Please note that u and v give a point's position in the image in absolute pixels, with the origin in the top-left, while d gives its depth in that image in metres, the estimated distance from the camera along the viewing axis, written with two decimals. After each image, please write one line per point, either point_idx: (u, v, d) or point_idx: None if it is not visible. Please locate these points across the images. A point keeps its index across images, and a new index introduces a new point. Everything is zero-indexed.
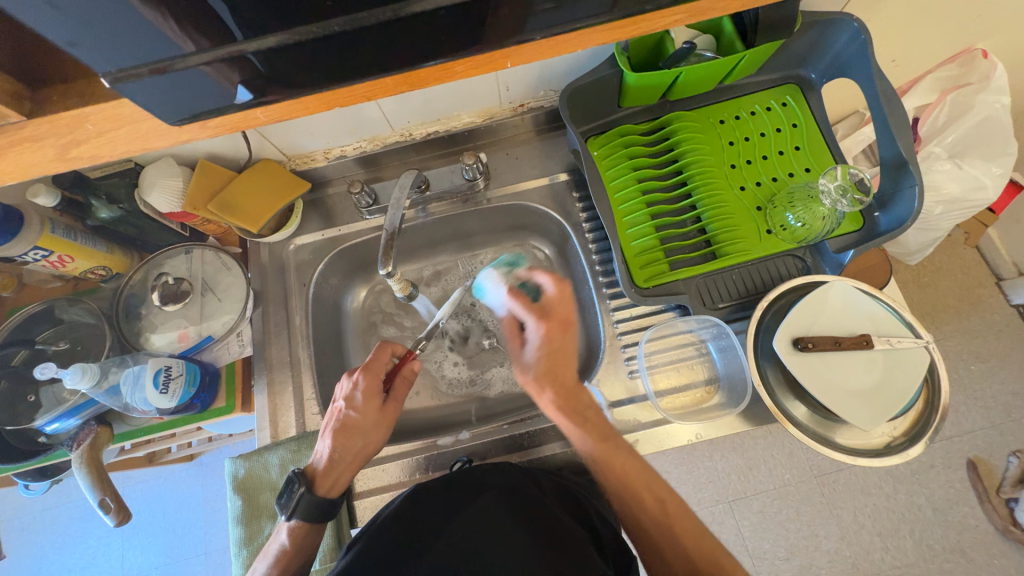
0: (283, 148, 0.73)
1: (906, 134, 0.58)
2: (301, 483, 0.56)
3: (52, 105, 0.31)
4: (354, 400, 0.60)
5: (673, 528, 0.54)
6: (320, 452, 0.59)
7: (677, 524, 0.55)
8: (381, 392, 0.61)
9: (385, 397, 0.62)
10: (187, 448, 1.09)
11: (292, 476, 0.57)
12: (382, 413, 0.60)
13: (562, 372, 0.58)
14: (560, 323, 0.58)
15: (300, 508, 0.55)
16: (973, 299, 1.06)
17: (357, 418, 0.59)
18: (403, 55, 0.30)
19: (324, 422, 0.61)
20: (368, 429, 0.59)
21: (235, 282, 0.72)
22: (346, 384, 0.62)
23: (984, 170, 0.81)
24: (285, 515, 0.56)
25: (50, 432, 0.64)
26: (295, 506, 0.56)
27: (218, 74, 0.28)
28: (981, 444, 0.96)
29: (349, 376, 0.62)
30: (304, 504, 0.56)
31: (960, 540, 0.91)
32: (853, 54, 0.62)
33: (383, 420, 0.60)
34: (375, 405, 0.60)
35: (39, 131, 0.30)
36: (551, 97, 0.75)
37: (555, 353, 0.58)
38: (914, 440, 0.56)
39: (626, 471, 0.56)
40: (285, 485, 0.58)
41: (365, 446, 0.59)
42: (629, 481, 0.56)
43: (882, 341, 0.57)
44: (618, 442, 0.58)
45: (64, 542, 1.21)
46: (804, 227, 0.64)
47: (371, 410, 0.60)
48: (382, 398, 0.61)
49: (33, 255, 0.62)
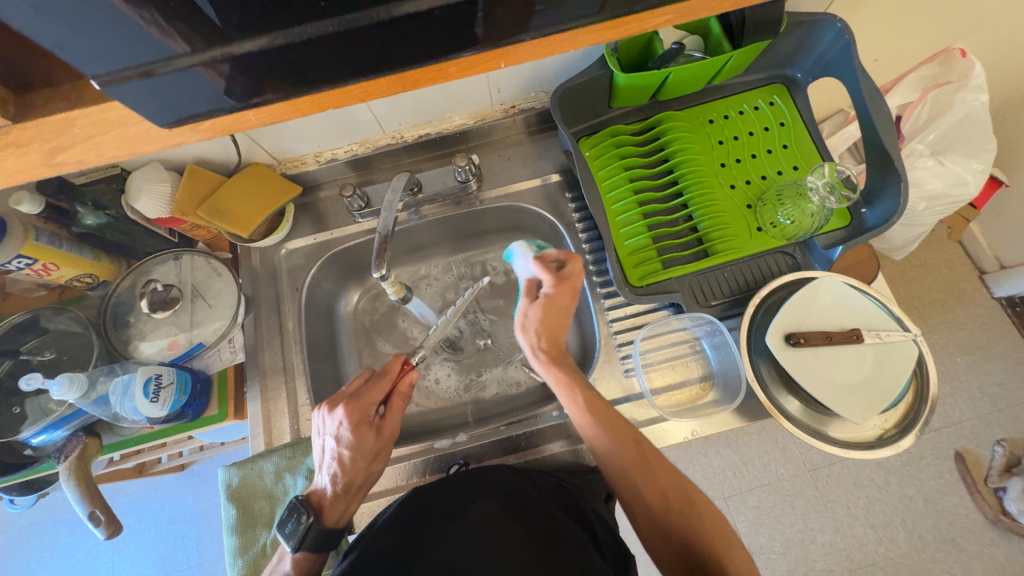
0: (273, 152, 0.72)
1: (890, 131, 0.59)
2: (308, 515, 0.56)
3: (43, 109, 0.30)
4: (345, 439, 0.58)
5: (655, 466, 0.54)
6: (324, 485, 0.59)
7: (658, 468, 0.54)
8: (372, 424, 0.60)
9: (379, 426, 0.60)
10: (178, 457, 1.08)
11: (297, 505, 0.56)
12: (379, 440, 0.60)
13: (555, 329, 0.60)
14: (571, 288, 0.60)
15: (308, 539, 0.55)
16: (957, 292, 1.09)
17: (353, 455, 0.58)
18: (395, 55, 0.30)
19: (320, 459, 0.60)
20: (370, 460, 0.60)
21: (226, 287, 0.71)
22: (332, 421, 0.59)
23: (965, 166, 0.83)
24: (291, 547, 0.54)
25: (37, 444, 0.62)
26: (302, 538, 0.54)
27: (206, 79, 0.28)
28: (969, 434, 0.98)
29: (333, 412, 0.60)
30: (312, 535, 0.55)
31: (950, 530, 0.93)
32: (837, 54, 0.63)
33: (381, 445, 0.60)
34: (370, 437, 0.59)
35: (26, 135, 0.29)
36: (543, 98, 0.75)
37: (555, 311, 0.60)
38: (904, 432, 0.57)
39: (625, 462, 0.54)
40: (288, 514, 0.56)
41: (369, 475, 0.60)
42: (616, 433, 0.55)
43: (871, 335, 0.58)
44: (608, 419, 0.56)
45: (52, 557, 1.18)
46: (794, 224, 0.65)
47: (368, 443, 0.59)
48: (375, 428, 0.60)
49: (17, 264, 0.60)
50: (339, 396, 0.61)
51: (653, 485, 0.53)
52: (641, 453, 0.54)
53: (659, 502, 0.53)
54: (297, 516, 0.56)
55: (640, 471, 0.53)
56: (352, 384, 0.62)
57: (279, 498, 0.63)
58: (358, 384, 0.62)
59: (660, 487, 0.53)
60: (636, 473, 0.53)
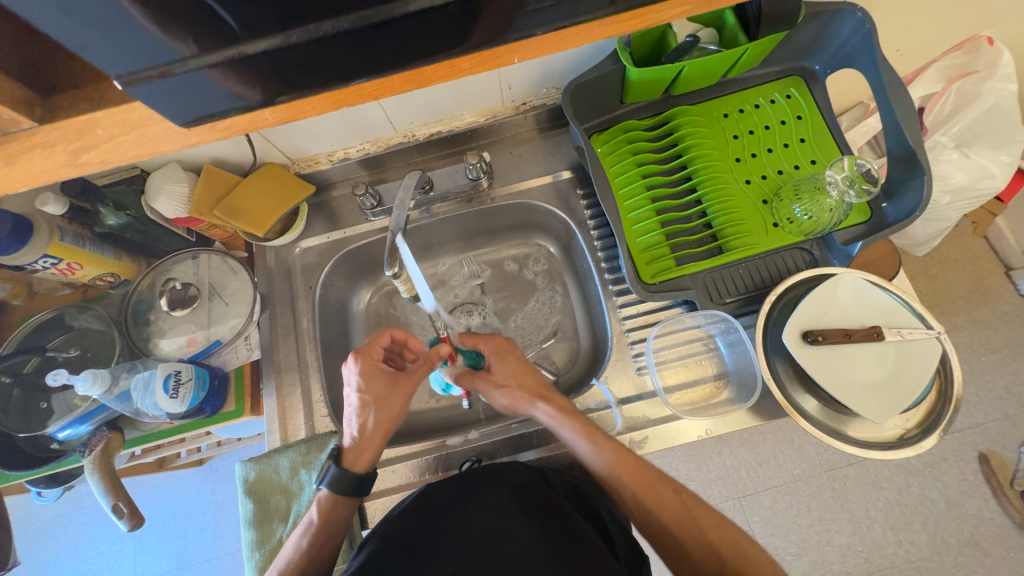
0: (287, 152, 0.73)
1: (912, 123, 0.58)
2: (332, 459, 0.58)
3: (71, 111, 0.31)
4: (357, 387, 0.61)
5: (699, 520, 0.53)
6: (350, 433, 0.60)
7: (702, 518, 0.53)
8: (383, 375, 0.62)
9: (389, 378, 0.62)
10: (197, 452, 1.10)
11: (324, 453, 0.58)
12: (392, 390, 0.62)
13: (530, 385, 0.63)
14: (511, 351, 0.67)
15: (333, 481, 0.56)
16: (982, 289, 1.05)
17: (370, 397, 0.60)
18: (409, 51, 0.30)
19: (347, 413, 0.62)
20: (387, 410, 0.60)
21: (242, 286, 0.72)
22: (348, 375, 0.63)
23: (991, 159, 0.80)
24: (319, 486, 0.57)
25: (62, 438, 0.64)
26: (325, 477, 0.57)
27: (221, 78, 0.29)
28: (994, 436, 0.95)
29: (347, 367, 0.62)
30: (334, 477, 0.57)
31: (974, 533, 0.90)
32: (857, 44, 0.61)
33: (396, 397, 0.61)
34: (381, 386, 0.61)
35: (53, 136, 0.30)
36: (554, 94, 0.75)
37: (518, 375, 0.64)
38: (927, 432, 0.55)
39: (668, 520, 0.53)
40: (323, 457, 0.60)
41: (389, 420, 0.60)
42: (648, 483, 0.55)
43: (893, 332, 0.56)
44: (640, 468, 0.56)
45: (77, 547, 1.22)
46: (812, 220, 0.63)
47: (380, 390, 0.61)
48: (388, 379, 0.62)
49: (43, 263, 0.62)
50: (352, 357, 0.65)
51: (700, 540, 0.52)
52: (686, 509, 0.54)
53: (709, 554, 0.51)
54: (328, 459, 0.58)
55: (685, 527, 0.53)
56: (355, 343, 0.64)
57: (295, 493, 0.64)
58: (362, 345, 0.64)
59: (708, 540, 0.52)
60: (683, 532, 0.52)
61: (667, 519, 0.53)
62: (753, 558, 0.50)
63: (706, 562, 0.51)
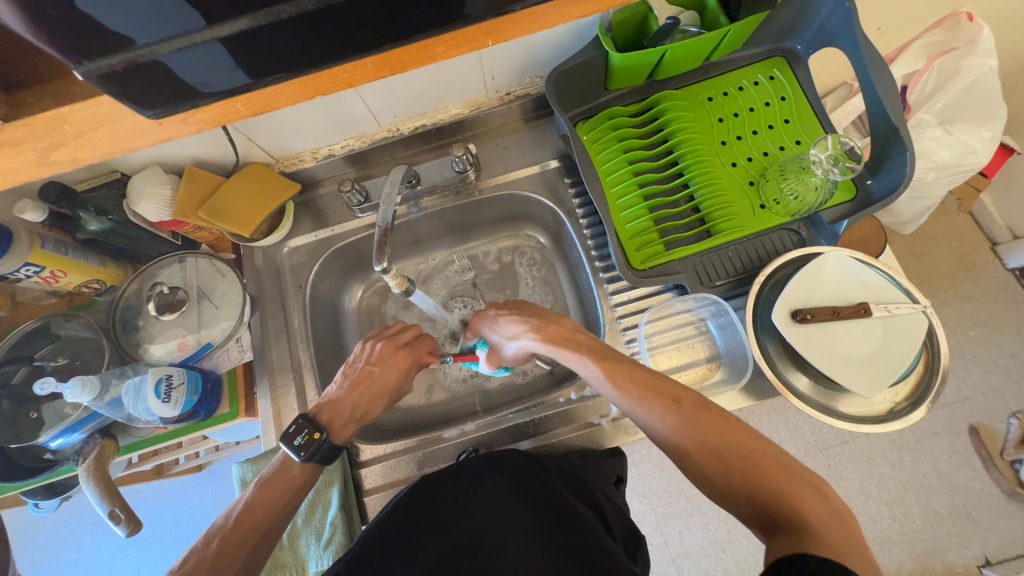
0: (270, 150, 0.72)
1: (894, 99, 0.58)
2: (320, 430, 0.58)
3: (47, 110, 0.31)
4: (384, 370, 0.65)
5: (701, 427, 0.49)
6: (336, 404, 0.62)
7: (705, 425, 0.49)
8: (405, 372, 0.67)
9: (406, 374, 0.68)
10: (195, 458, 1.09)
11: (310, 421, 0.58)
12: (398, 388, 0.67)
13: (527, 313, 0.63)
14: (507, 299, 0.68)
15: (319, 453, 0.57)
16: (968, 265, 1.07)
17: (383, 384, 0.65)
18: (380, 34, 0.30)
19: (343, 377, 0.65)
20: (387, 396, 0.66)
21: (231, 287, 0.72)
22: (383, 352, 0.67)
23: (974, 134, 0.81)
24: (301, 457, 0.56)
25: (55, 447, 0.64)
26: (314, 448, 0.57)
27: (189, 66, 0.29)
28: (983, 408, 0.97)
29: (383, 347, 0.67)
30: (324, 448, 0.57)
31: (966, 504, 0.92)
32: (838, 22, 0.61)
33: (395, 390, 0.67)
34: (396, 377, 0.66)
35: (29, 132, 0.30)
36: (538, 83, 0.74)
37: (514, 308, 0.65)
38: (916, 404, 0.56)
39: (667, 429, 0.50)
40: (297, 429, 0.58)
41: (374, 406, 0.64)
42: (640, 389, 0.52)
43: (880, 308, 0.57)
44: (634, 378, 0.54)
45: (78, 559, 1.22)
46: (797, 199, 0.64)
47: (393, 382, 0.66)
48: (404, 376, 0.68)
49: (24, 272, 0.61)
50: (384, 335, 0.69)
51: (699, 441, 0.48)
52: (685, 416, 0.50)
53: (714, 460, 0.47)
54: (309, 431, 0.58)
55: (686, 435, 0.49)
56: (403, 333, 0.69)
57: None
58: (407, 336, 0.70)
59: (709, 443, 0.48)
60: (683, 438, 0.49)
61: (661, 423, 0.50)
62: (755, 449, 0.47)
63: (711, 464, 0.47)
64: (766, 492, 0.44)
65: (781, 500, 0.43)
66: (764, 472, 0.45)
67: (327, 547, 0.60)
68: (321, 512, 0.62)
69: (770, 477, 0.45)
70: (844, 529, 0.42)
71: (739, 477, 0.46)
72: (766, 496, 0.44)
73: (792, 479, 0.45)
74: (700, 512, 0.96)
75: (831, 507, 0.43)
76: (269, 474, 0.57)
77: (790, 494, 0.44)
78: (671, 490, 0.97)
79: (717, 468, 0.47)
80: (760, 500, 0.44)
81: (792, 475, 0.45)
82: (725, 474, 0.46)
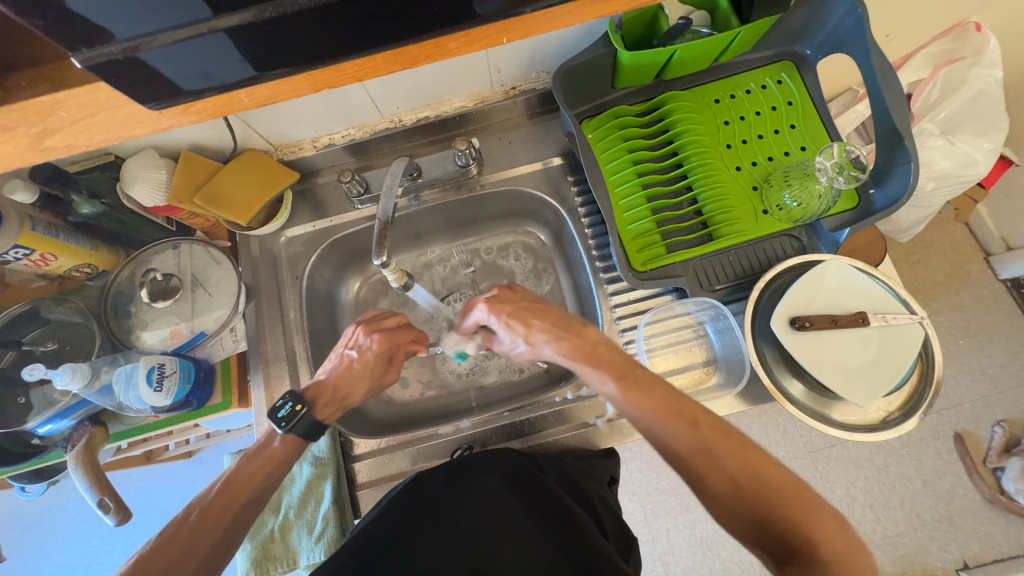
0: (269, 137, 0.71)
1: (901, 109, 0.57)
2: (302, 404, 0.58)
3: (43, 94, 0.31)
4: (366, 357, 0.63)
5: (719, 452, 0.48)
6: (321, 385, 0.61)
7: (721, 451, 0.48)
8: (388, 358, 0.65)
9: (389, 361, 0.66)
10: (185, 445, 1.09)
11: (294, 395, 0.58)
12: (383, 375, 0.65)
13: (535, 316, 0.59)
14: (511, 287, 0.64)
15: (299, 426, 0.57)
16: (962, 275, 1.08)
17: (366, 371, 0.63)
18: (386, 30, 0.29)
19: (331, 359, 0.64)
20: (372, 379, 0.64)
21: (225, 276, 0.70)
22: (364, 337, 0.64)
23: (975, 146, 0.81)
24: (281, 429, 0.57)
25: (43, 434, 0.63)
26: (294, 422, 0.57)
27: (193, 53, 0.28)
28: (969, 416, 0.98)
29: (367, 333, 0.64)
30: (303, 422, 0.57)
31: (949, 509, 0.94)
32: (848, 28, 0.60)
33: (378, 377, 0.65)
34: (380, 364, 0.64)
35: (26, 117, 0.30)
36: (544, 79, 0.73)
37: (522, 307, 0.60)
38: (908, 415, 0.57)
39: (682, 451, 0.49)
40: (282, 402, 0.58)
41: (357, 392, 0.63)
42: (658, 411, 0.51)
43: (878, 318, 0.57)
44: (652, 398, 0.52)
45: (65, 542, 1.21)
46: (801, 207, 0.63)
47: (377, 369, 0.64)
48: (387, 363, 0.65)
49: (14, 254, 0.60)
50: (368, 320, 0.67)
51: (712, 464, 0.48)
52: (703, 440, 0.49)
53: (729, 485, 0.47)
54: (293, 403, 0.58)
55: (702, 459, 0.48)
56: (386, 319, 0.66)
57: (286, 485, 0.64)
58: (391, 322, 0.67)
59: (728, 471, 0.47)
60: (700, 462, 0.48)
61: (674, 443, 0.50)
62: (771, 476, 0.46)
63: (726, 491, 0.47)
64: (783, 525, 0.44)
65: (795, 532, 0.44)
66: (783, 501, 0.45)
67: (319, 540, 0.60)
68: (313, 505, 0.62)
69: (788, 510, 0.44)
70: (856, 559, 0.43)
71: (754, 503, 0.46)
72: (784, 527, 0.44)
73: (809, 508, 0.45)
74: (689, 511, 0.97)
75: (846, 536, 0.44)
76: (255, 446, 0.57)
77: (804, 526, 0.44)
78: (661, 488, 0.97)
79: (734, 495, 0.47)
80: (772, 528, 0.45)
81: (808, 503, 0.45)
82: (738, 498, 0.46)
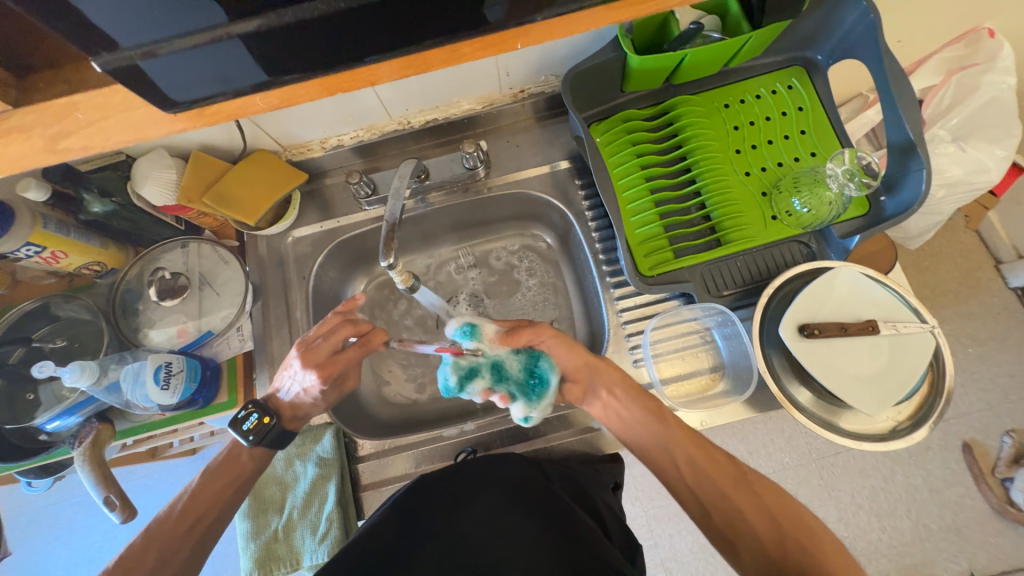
0: (278, 138, 0.71)
1: (914, 116, 0.57)
2: (270, 416, 0.57)
3: (60, 96, 0.31)
4: (312, 394, 0.60)
5: (761, 494, 0.51)
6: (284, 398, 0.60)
7: (764, 492, 0.51)
8: (338, 380, 0.62)
9: (339, 379, 0.62)
10: (190, 442, 1.09)
11: (255, 408, 0.58)
12: (340, 390, 0.64)
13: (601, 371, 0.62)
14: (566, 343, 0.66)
15: (268, 439, 0.57)
16: (971, 282, 1.06)
17: (319, 401, 0.61)
18: (397, 35, 0.30)
19: (281, 381, 0.60)
20: (328, 400, 0.62)
21: (233, 276, 0.71)
22: (303, 376, 0.58)
23: (987, 153, 0.80)
24: (247, 442, 0.56)
25: (51, 430, 0.63)
26: (260, 437, 0.57)
27: (207, 57, 0.28)
28: (977, 426, 0.97)
29: (303, 371, 0.58)
30: (269, 438, 0.57)
31: (955, 519, 0.93)
32: (860, 35, 0.60)
33: (334, 396, 0.63)
34: (330, 389, 0.61)
35: (42, 119, 0.30)
36: (552, 82, 0.73)
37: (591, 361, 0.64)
38: (918, 424, 0.56)
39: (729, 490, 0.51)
40: (246, 413, 0.58)
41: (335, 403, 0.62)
42: (713, 464, 0.54)
43: (888, 326, 0.57)
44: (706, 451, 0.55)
45: (70, 536, 1.22)
46: (811, 213, 0.63)
47: (331, 394, 0.62)
48: (339, 382, 0.63)
49: (25, 251, 0.60)
50: (307, 345, 0.59)
51: (754, 502, 0.50)
52: (747, 480, 0.52)
53: (768, 525, 0.48)
54: (258, 415, 0.57)
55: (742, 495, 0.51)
56: (325, 350, 0.59)
57: (290, 485, 0.65)
58: (331, 348, 0.59)
59: (770, 517, 0.49)
60: (741, 501, 0.51)
61: (720, 482, 0.52)
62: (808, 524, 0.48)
63: (762, 527, 0.48)
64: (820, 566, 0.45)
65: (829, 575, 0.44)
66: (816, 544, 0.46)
67: (322, 541, 0.61)
68: (316, 506, 0.63)
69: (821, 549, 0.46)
70: None
71: (788, 541, 0.47)
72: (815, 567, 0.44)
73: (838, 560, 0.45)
74: None
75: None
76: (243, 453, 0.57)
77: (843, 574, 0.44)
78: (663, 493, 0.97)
79: (770, 533, 0.48)
80: (791, 574, 0.45)
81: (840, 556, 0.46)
82: (774, 538, 0.48)
